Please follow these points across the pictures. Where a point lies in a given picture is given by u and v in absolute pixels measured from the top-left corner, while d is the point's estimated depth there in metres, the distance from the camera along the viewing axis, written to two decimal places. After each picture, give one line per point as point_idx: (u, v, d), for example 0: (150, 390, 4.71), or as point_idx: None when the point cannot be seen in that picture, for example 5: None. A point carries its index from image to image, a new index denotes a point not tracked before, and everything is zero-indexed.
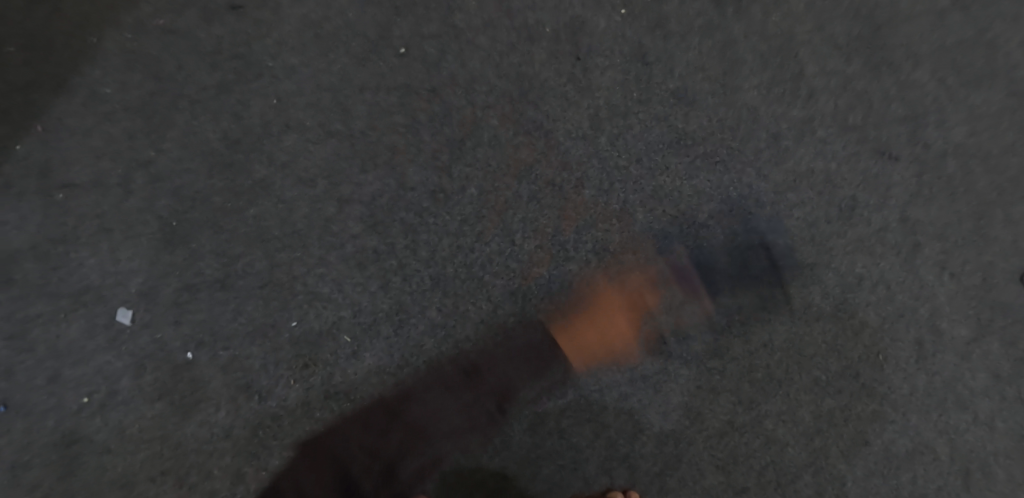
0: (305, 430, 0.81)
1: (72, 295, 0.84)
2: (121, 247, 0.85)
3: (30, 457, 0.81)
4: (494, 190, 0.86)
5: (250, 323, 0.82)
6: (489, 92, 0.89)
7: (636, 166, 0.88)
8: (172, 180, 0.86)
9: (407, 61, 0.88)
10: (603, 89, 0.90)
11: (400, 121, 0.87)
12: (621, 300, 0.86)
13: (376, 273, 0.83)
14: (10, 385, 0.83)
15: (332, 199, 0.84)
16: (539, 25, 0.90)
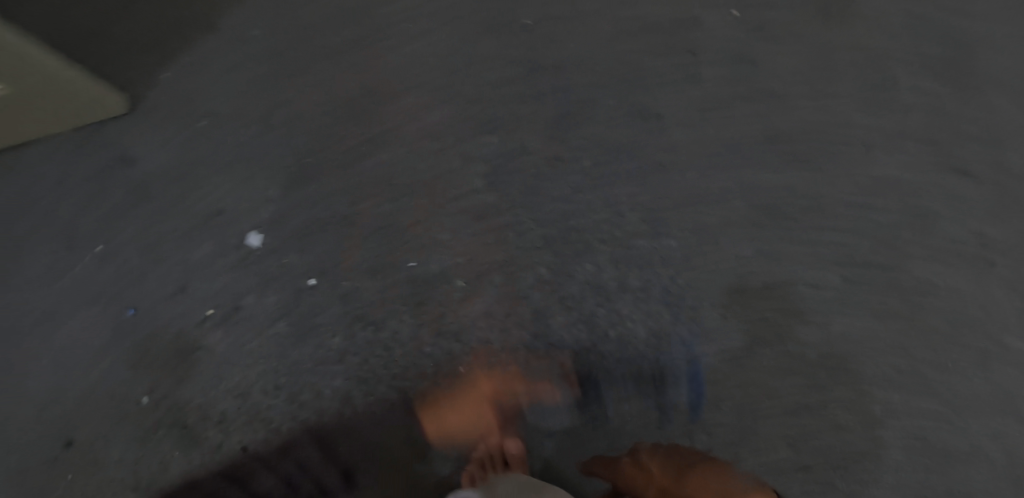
0: (414, 361, 0.89)
1: (204, 216, 0.91)
2: (257, 177, 0.91)
3: (152, 359, 0.89)
4: (605, 164, 0.93)
5: (372, 259, 0.90)
6: (606, 73, 0.95)
7: (736, 158, 0.94)
8: (308, 121, 0.93)
9: (533, 36, 0.95)
10: (710, 83, 0.96)
11: (524, 91, 0.94)
12: (712, 278, 0.92)
13: (492, 226, 0.91)
14: (139, 292, 0.90)
15: (457, 155, 0.92)
16: (656, 17, 0.96)
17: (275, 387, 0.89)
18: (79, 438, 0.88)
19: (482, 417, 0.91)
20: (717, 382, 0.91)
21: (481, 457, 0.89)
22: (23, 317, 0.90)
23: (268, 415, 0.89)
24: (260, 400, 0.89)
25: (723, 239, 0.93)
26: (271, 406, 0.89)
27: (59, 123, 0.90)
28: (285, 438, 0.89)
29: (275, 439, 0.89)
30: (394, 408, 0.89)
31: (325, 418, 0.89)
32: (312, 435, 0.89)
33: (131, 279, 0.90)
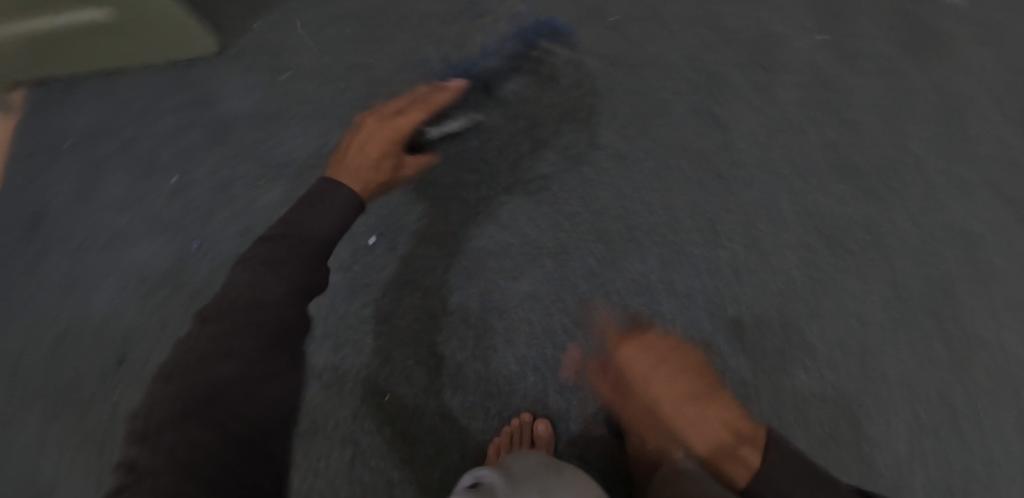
0: (457, 333, 0.92)
1: (276, 162, 0.94)
2: (331, 133, 0.94)
3: (208, 292, 0.92)
4: (669, 168, 0.94)
5: (430, 227, 0.93)
6: (682, 79, 0.96)
7: (799, 181, 0.94)
8: (387, 86, 0.95)
9: (616, 33, 0.96)
10: (785, 103, 0.96)
11: (599, 86, 0.95)
12: (758, 296, 0.92)
13: (549, 212, 0.93)
14: (205, 226, 0.93)
15: (527, 138, 0.94)
16: (738, 31, 0.97)
17: None
18: (130, 356, 0.91)
19: (379, 140, 0.84)
20: (750, 399, 0.91)
21: (511, 433, 0.89)
22: (95, 236, 0.94)
23: None
24: None
25: (776, 259, 0.93)
26: None
27: (172, 52, 0.95)
28: (324, 386, 0.91)
29: (313, 386, 0.91)
30: (432, 375, 0.91)
31: (362, 374, 0.91)
32: (345, 387, 0.91)
33: (200, 212, 0.93)
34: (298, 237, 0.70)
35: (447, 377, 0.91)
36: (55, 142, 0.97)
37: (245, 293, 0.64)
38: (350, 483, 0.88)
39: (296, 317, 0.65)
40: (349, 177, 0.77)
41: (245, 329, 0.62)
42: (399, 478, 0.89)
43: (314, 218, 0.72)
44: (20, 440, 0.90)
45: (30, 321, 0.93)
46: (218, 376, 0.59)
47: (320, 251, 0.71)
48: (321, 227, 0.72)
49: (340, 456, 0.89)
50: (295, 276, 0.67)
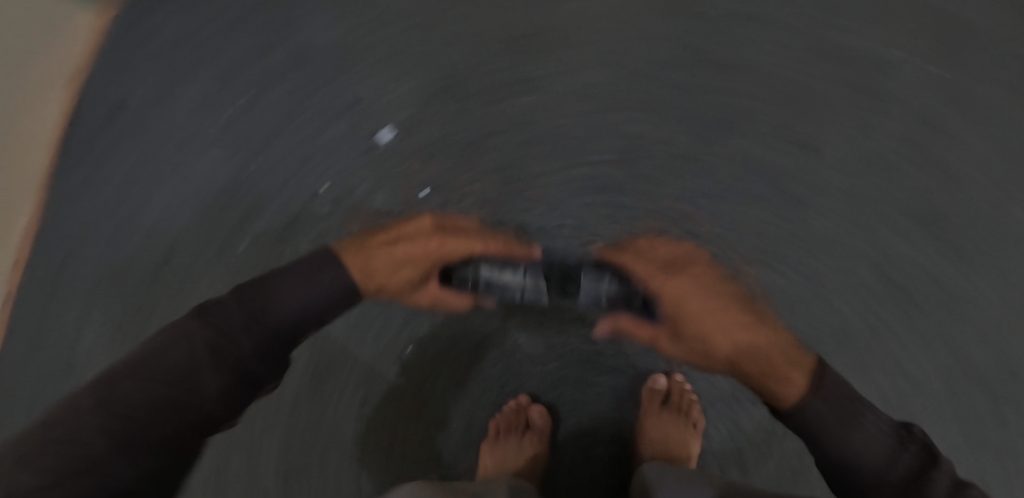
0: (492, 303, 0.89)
1: (345, 99, 0.92)
2: (404, 79, 0.92)
3: (259, 214, 0.92)
4: (744, 182, 0.89)
5: (486, 193, 0.91)
6: (779, 91, 0.90)
7: (882, 223, 0.88)
8: (469, 40, 0.91)
9: (718, 27, 0.90)
10: (885, 137, 0.89)
11: (687, 81, 0.90)
12: (807, 333, 0.88)
13: (609, 201, 0.90)
14: (267, 148, 0.92)
15: (601, 122, 0.90)
16: (852, 48, 0.89)
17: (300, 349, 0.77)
18: (179, 258, 0.93)
19: (417, 245, 0.79)
20: (775, 434, 0.87)
21: (506, 418, 0.90)
22: (154, 139, 0.93)
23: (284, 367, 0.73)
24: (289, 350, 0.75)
25: (835, 300, 0.88)
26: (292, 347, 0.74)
27: None
28: (350, 326, 0.89)
29: (339, 327, 0.89)
30: (458, 338, 0.90)
31: (389, 323, 0.90)
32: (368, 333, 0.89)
33: (263, 135, 0.92)
34: (284, 294, 0.65)
35: (474, 343, 0.90)
36: (136, 37, 0.93)
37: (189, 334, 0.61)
38: (358, 424, 0.89)
39: (230, 368, 0.60)
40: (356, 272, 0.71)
41: (170, 362, 0.59)
42: (406, 430, 0.89)
43: (311, 286, 0.67)
44: (63, 323, 0.92)
45: (82, 212, 0.93)
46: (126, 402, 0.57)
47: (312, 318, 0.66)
48: (316, 290, 0.67)
49: (353, 395, 0.89)
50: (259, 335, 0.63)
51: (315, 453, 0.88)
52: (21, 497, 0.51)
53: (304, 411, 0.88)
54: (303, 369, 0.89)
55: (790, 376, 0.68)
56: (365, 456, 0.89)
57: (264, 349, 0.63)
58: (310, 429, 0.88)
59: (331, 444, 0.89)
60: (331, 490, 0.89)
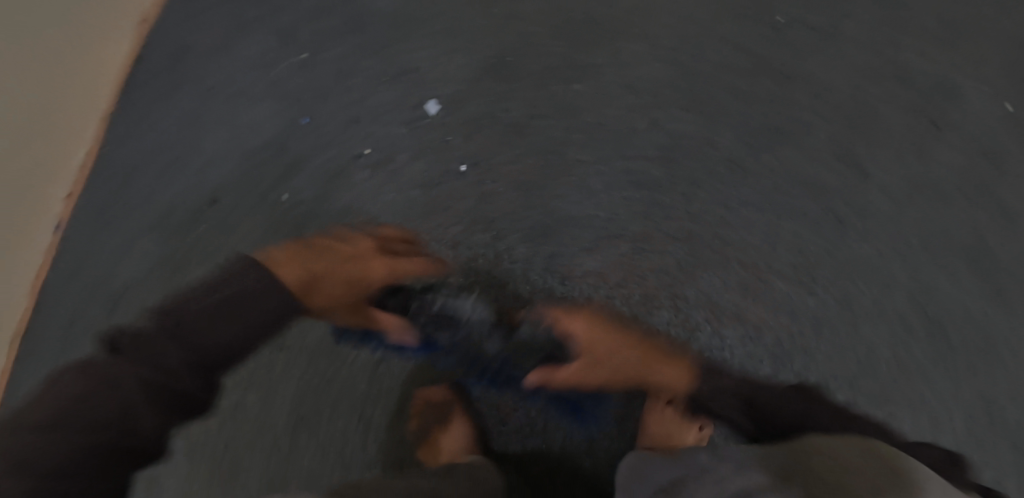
0: (514, 283, 0.90)
1: (398, 66, 0.94)
2: (458, 53, 0.93)
3: (302, 168, 0.94)
4: (786, 195, 0.87)
5: (524, 173, 0.91)
6: (834, 107, 0.88)
7: (924, 254, 0.85)
8: (527, 22, 0.92)
9: (779, 36, 0.89)
10: (939, 167, 0.86)
11: (741, 86, 0.89)
12: (831, 356, 0.86)
13: (645, 198, 0.89)
14: (318, 105, 0.94)
15: (647, 117, 0.89)
16: (916, 72, 0.87)
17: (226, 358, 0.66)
18: (221, 201, 0.94)
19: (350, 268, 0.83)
20: None
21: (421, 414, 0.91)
22: (213, 81, 0.96)
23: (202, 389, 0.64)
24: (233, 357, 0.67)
25: (866, 327, 0.86)
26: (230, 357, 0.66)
27: None
28: None
29: None
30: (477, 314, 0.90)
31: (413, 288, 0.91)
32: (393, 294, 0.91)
33: (316, 92, 0.95)
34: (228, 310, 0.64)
35: (491, 321, 0.90)
36: None
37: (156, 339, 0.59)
38: (370, 381, 0.90)
39: (167, 400, 0.58)
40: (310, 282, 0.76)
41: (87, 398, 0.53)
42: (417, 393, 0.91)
43: (247, 302, 0.66)
44: (102, 250, 0.94)
45: (137, 145, 0.96)
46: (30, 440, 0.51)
47: (271, 323, 0.68)
48: (266, 307, 0.67)
49: (368, 354, 0.91)
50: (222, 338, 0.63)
51: (326, 405, 0.90)
52: None
53: (322, 361, 0.90)
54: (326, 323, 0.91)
55: (676, 373, 0.79)
56: (373, 414, 0.90)
57: (223, 363, 0.63)
58: (325, 379, 0.90)
59: (342, 397, 0.90)
60: (335, 443, 0.89)
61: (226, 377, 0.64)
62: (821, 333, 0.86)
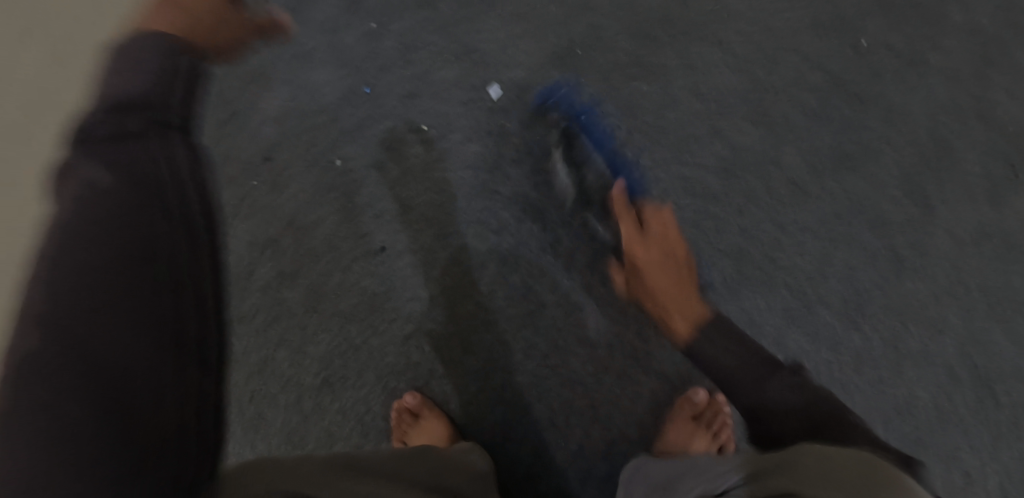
0: (553, 277, 0.89)
1: (464, 44, 0.93)
2: (525, 38, 0.92)
3: (355, 134, 0.94)
4: (843, 223, 0.84)
5: (577, 168, 0.89)
6: (908, 138, 0.84)
7: (981, 301, 0.82)
8: (598, 15, 0.90)
9: (859, 57, 0.85)
10: (1010, 214, 0.82)
11: (812, 105, 0.86)
12: (868, 394, 0.83)
13: (698, 207, 0.86)
14: (380, 73, 0.94)
15: (711, 125, 0.87)
16: (999, 112, 0.83)
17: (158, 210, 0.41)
18: (273, 159, 0.95)
19: None
20: None
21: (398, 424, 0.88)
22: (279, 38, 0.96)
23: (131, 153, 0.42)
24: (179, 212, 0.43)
25: (910, 371, 0.82)
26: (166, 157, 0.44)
27: None
28: (416, 261, 0.92)
29: (406, 259, 0.92)
30: (513, 302, 0.89)
31: (452, 267, 0.91)
32: (432, 271, 0.91)
33: (379, 60, 0.94)
34: (80, 251, 0.36)
35: (525, 312, 0.89)
36: None
37: (17, 377, 0.33)
38: (399, 355, 0.91)
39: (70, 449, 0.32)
40: (160, 73, 0.45)
41: (49, 391, 0.33)
42: (440, 373, 0.90)
43: (98, 201, 0.38)
44: None
45: None
46: (26, 443, 0.32)
47: (132, 196, 0.39)
48: (111, 195, 0.39)
49: (400, 326, 0.91)
50: (141, 287, 0.38)
51: (352, 371, 0.91)
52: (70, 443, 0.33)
53: (354, 328, 0.91)
54: (363, 290, 0.92)
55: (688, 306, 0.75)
56: (397, 386, 0.90)
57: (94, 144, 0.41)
58: (354, 347, 0.91)
59: (368, 366, 0.91)
60: (357, 409, 0.91)
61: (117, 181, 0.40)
62: (863, 370, 0.83)
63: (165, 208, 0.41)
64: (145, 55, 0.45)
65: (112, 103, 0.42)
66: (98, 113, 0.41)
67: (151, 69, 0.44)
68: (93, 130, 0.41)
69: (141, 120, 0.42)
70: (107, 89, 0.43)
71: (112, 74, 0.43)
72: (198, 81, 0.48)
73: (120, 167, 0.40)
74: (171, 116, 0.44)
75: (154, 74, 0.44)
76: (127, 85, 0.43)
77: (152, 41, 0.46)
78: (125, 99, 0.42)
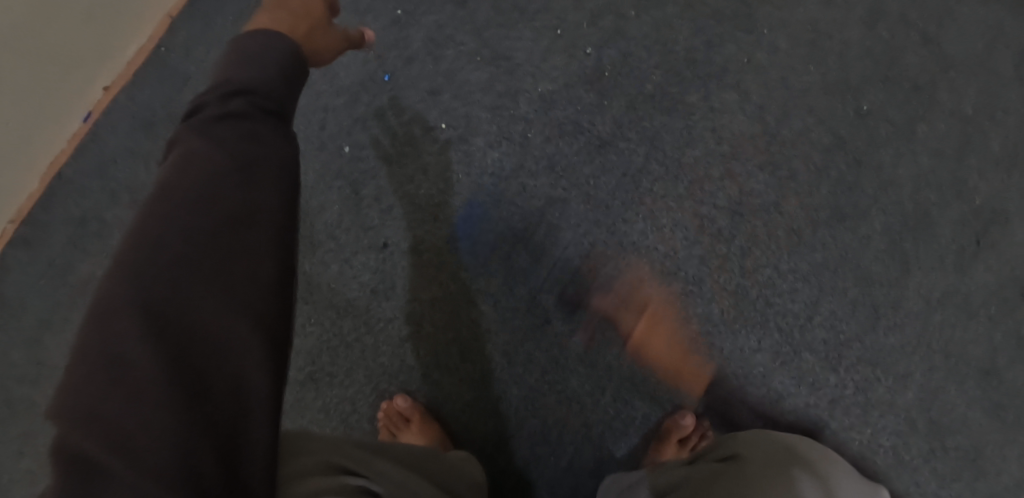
0: (562, 295, 0.89)
1: (495, 49, 0.92)
2: (556, 54, 0.92)
3: (373, 126, 0.92)
4: (832, 273, 0.91)
5: (594, 188, 0.90)
6: (894, 202, 0.92)
7: (940, 358, 0.90)
8: (630, 42, 0.92)
9: (860, 121, 0.92)
10: (974, 282, 0.90)
11: (814, 159, 0.92)
12: (836, 434, 0.90)
13: (706, 242, 0.90)
14: (406, 68, 0.93)
15: (723, 166, 0.91)
16: (974, 189, 0.91)
17: (249, 164, 0.54)
18: None
19: (304, 29, 0.68)
20: None
21: (385, 424, 0.87)
22: None
23: (236, 113, 0.55)
24: (266, 165, 0.55)
25: (875, 414, 0.90)
26: (269, 125, 0.57)
27: None
28: (422, 263, 0.90)
29: (412, 261, 0.90)
30: (517, 316, 0.89)
31: (458, 272, 0.90)
32: (439, 274, 0.90)
33: (406, 53, 0.93)
34: (174, 215, 0.49)
35: (530, 327, 0.89)
36: None
37: (120, 304, 0.45)
38: (393, 357, 0.89)
39: (149, 364, 0.44)
40: (263, 65, 0.59)
41: (139, 329, 0.45)
42: (436, 378, 0.89)
43: (191, 169, 0.52)
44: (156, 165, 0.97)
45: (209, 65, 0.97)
46: (118, 367, 0.43)
47: (216, 169, 0.52)
48: (207, 166, 0.52)
49: (399, 327, 0.90)
50: (222, 244, 0.50)
51: (340, 369, 0.90)
52: (154, 367, 0.44)
53: (347, 324, 0.90)
54: (363, 287, 0.90)
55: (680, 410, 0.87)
56: (388, 388, 0.89)
57: (219, 114, 0.55)
58: (346, 344, 0.90)
59: (359, 365, 0.90)
60: (343, 408, 0.90)
61: (229, 138, 0.54)
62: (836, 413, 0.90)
63: (242, 176, 0.53)
64: (263, 47, 0.60)
65: (223, 87, 0.56)
66: (212, 97, 0.56)
67: (261, 64, 0.59)
68: (207, 108, 0.55)
69: (244, 101, 0.56)
70: (224, 73, 0.58)
71: (229, 63, 0.58)
72: (293, 73, 0.62)
73: (216, 142, 0.53)
74: (264, 101, 0.58)
75: (258, 64, 0.59)
76: (238, 75, 0.57)
77: (260, 38, 0.61)
78: (232, 86, 0.56)
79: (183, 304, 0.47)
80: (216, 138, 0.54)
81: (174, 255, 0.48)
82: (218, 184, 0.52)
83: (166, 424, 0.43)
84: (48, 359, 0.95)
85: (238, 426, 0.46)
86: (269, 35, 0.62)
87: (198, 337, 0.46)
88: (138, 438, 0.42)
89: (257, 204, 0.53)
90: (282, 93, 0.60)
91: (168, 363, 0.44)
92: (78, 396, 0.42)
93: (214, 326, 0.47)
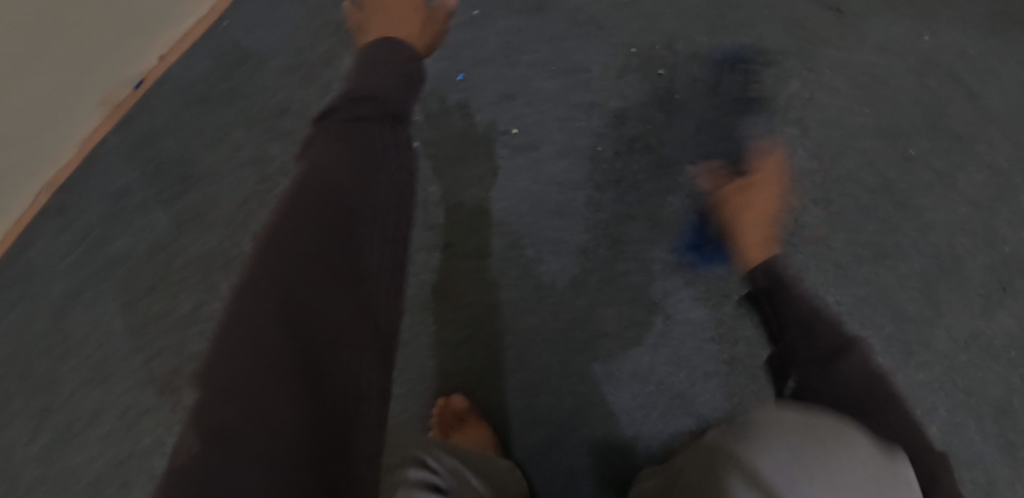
0: (617, 307, 0.90)
1: (570, 62, 0.95)
2: (628, 72, 0.95)
3: (444, 124, 0.94)
4: (868, 306, 0.95)
5: (656, 206, 0.92)
6: (930, 244, 0.96)
7: (964, 396, 0.93)
8: (700, 67, 0.95)
9: (906, 164, 0.97)
10: (999, 326, 0.95)
11: (861, 196, 0.96)
12: None
13: None
14: (483, 72, 0.95)
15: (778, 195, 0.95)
16: (1004, 239, 0.96)
17: (377, 164, 0.51)
18: None
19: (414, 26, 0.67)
20: None
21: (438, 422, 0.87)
22: None
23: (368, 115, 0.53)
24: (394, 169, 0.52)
25: None
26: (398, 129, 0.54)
27: None
28: (483, 264, 0.91)
29: (473, 261, 0.91)
30: (573, 324, 0.90)
31: (517, 278, 0.90)
32: (500, 277, 0.91)
33: (484, 57, 0.96)
34: (311, 202, 0.47)
35: (584, 336, 0.89)
36: None
37: (256, 294, 0.43)
38: (449, 356, 0.90)
39: (280, 358, 0.41)
40: (393, 77, 0.56)
41: (271, 319, 0.42)
42: (487, 383, 0.89)
43: (324, 165, 0.49)
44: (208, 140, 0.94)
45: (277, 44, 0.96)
46: (253, 355, 0.41)
47: (349, 166, 0.49)
48: (345, 159, 0.50)
49: (455, 329, 0.90)
50: (355, 239, 0.47)
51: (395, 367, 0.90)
52: (285, 361, 0.41)
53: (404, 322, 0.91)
54: (423, 285, 0.91)
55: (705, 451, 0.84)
56: (440, 387, 0.90)
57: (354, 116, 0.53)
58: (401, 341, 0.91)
59: (413, 362, 0.90)
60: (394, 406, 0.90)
61: (359, 138, 0.51)
62: None
63: (373, 176, 0.50)
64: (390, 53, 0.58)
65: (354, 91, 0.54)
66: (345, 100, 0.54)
67: (386, 70, 0.56)
68: (340, 109, 0.53)
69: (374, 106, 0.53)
70: (356, 79, 0.55)
71: (361, 69, 0.56)
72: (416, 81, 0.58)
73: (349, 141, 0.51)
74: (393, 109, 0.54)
75: (383, 70, 0.56)
76: (368, 81, 0.55)
77: (386, 45, 0.59)
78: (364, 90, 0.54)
79: (315, 302, 0.44)
80: (350, 137, 0.51)
81: (308, 249, 0.45)
82: (349, 179, 0.49)
83: (290, 421, 0.40)
84: (71, 332, 0.90)
85: (352, 430, 0.43)
86: (391, 42, 0.60)
87: (326, 335, 0.44)
88: (263, 432, 0.39)
89: (384, 206, 0.50)
90: (411, 106, 0.58)
91: (297, 358, 0.42)
92: (215, 377, 0.40)
93: (340, 326, 0.44)
